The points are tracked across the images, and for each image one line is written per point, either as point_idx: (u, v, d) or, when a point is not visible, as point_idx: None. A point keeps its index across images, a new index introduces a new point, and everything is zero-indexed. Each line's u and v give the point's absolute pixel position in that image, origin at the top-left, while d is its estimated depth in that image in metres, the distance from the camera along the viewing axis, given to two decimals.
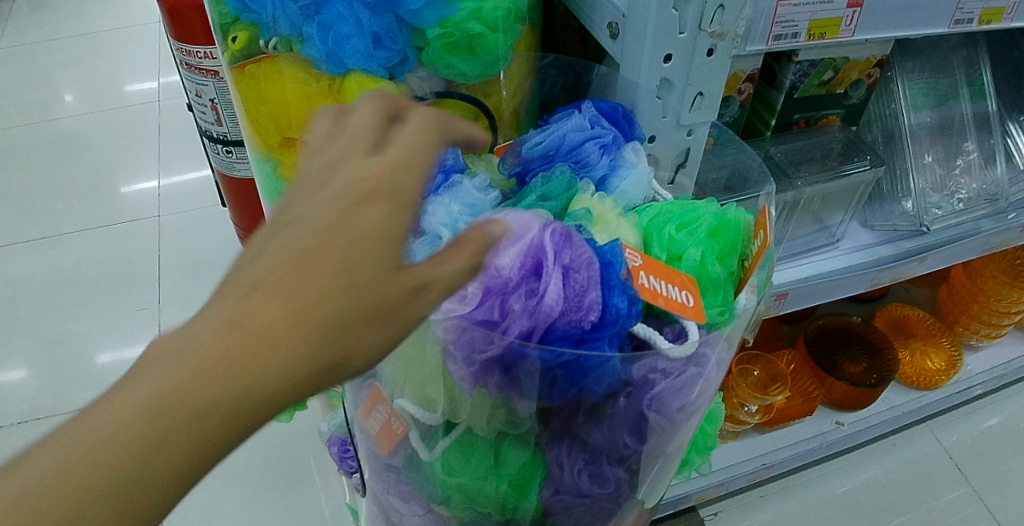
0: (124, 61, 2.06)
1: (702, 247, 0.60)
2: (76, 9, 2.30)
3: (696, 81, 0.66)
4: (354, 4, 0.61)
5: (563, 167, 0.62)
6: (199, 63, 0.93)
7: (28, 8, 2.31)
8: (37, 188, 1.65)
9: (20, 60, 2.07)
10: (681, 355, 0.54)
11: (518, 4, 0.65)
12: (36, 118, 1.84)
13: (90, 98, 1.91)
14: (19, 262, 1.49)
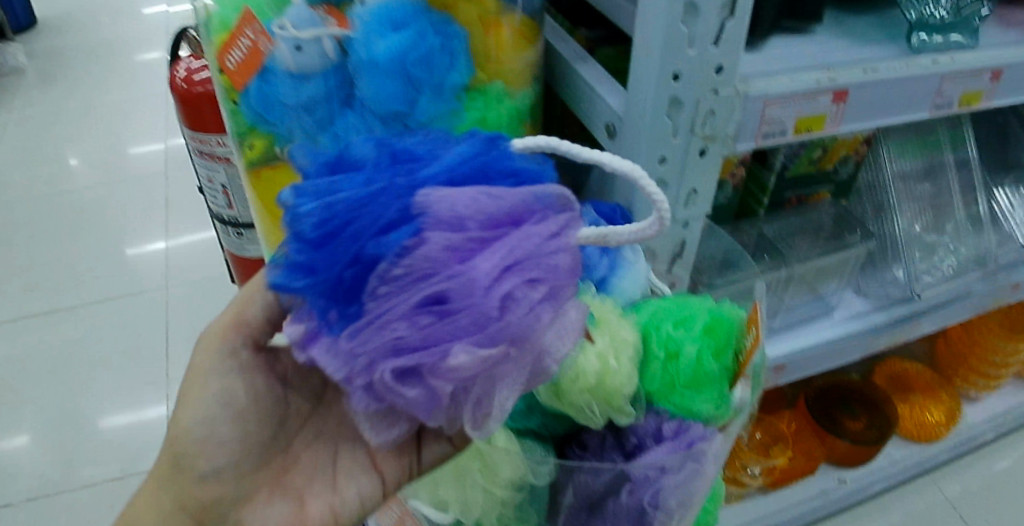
0: (133, 131, 2.11)
1: (698, 343, 0.63)
2: (87, 82, 2.37)
3: (689, 178, 0.71)
4: (366, 116, 0.63)
5: None
6: (212, 151, 0.97)
7: (41, 82, 2.38)
8: (49, 260, 1.69)
9: (33, 133, 2.12)
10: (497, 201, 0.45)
11: (522, 108, 0.69)
12: (48, 191, 1.88)
13: (98, 168, 1.96)
14: (32, 334, 1.51)
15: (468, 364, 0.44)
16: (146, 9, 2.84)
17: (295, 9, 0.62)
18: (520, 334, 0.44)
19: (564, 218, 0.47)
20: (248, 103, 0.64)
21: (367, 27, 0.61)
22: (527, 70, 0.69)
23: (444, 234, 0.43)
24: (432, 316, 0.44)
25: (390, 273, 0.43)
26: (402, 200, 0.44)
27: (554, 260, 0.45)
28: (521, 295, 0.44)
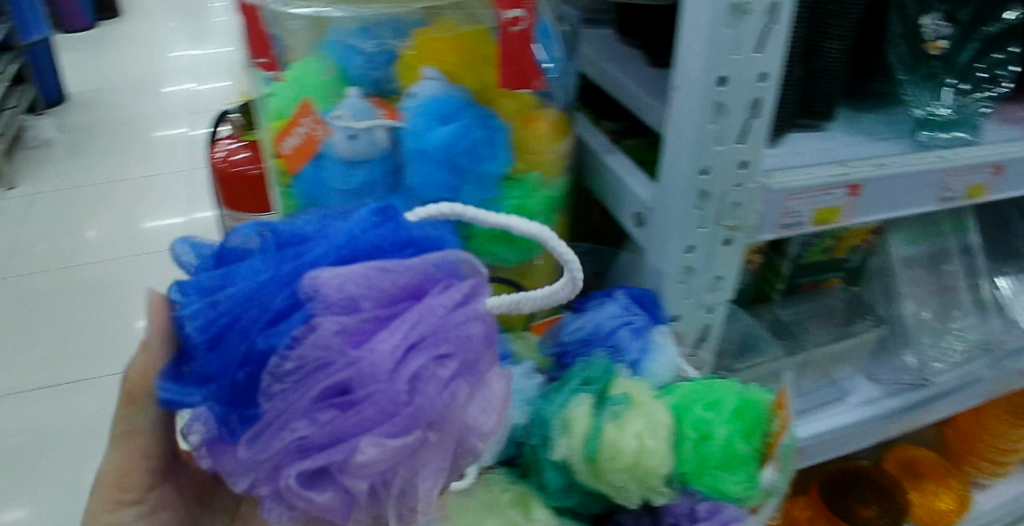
0: (153, 204, 2.16)
1: (729, 426, 0.64)
2: (110, 156, 2.44)
3: (715, 266, 0.74)
4: (411, 201, 0.66)
5: (601, 353, 0.66)
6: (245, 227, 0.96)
7: (65, 155, 2.46)
8: (64, 331, 1.70)
9: (55, 205, 2.17)
10: (386, 287, 0.48)
11: (555, 198, 0.73)
12: (67, 263, 1.91)
13: (118, 240, 2.00)
14: (43, 406, 1.51)
15: (379, 456, 0.44)
16: (171, 86, 2.95)
17: (350, 100, 0.65)
18: (431, 416, 0.46)
19: (462, 291, 0.49)
20: (301, 185, 0.68)
21: (417, 119, 0.64)
22: (560, 163, 0.73)
23: (335, 319, 0.45)
24: (336, 409, 0.45)
25: (286, 366, 0.45)
26: (294, 290, 0.47)
27: (453, 333, 0.47)
28: (425, 373, 0.46)
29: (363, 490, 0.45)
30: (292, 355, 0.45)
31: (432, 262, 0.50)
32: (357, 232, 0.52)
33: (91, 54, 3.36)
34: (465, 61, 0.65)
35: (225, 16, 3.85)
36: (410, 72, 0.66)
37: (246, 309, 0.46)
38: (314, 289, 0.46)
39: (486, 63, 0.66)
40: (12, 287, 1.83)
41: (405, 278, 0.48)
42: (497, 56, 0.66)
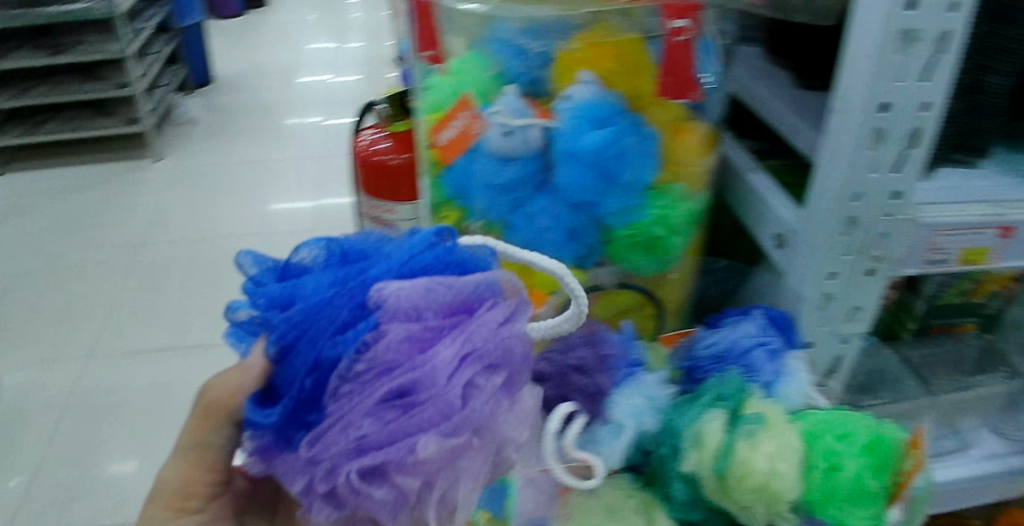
0: (283, 187, 2.26)
1: (860, 460, 0.62)
2: (247, 138, 2.59)
3: (854, 296, 0.72)
4: (556, 201, 0.67)
5: (734, 370, 0.65)
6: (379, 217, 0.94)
7: (207, 134, 2.65)
8: (192, 297, 1.81)
9: (198, 179, 2.34)
10: (442, 301, 0.49)
11: (696, 211, 0.72)
12: (201, 234, 2.05)
13: (247, 217, 2.12)
14: (168, 365, 1.62)
15: (437, 453, 0.45)
16: (303, 76, 3.10)
17: (507, 97, 0.66)
18: (479, 422, 0.47)
19: (510, 309, 0.51)
20: (451, 175, 0.70)
21: (571, 121, 0.65)
22: (703, 177, 0.73)
23: (400, 326, 0.47)
24: (395, 409, 0.46)
25: (357, 368, 0.46)
26: (364, 300, 0.48)
27: (502, 346, 0.49)
28: (475, 382, 0.47)
29: (413, 491, 0.45)
30: (362, 357, 0.46)
31: (482, 280, 0.51)
32: (417, 251, 0.53)
33: (236, 41, 3.58)
34: (620, 68, 0.66)
35: (359, 12, 4.02)
36: (565, 74, 0.67)
37: (314, 317, 0.48)
38: (382, 299, 0.48)
39: (642, 71, 0.67)
40: (152, 253, 1.98)
41: (461, 294, 0.50)
42: (655, 65, 0.66)
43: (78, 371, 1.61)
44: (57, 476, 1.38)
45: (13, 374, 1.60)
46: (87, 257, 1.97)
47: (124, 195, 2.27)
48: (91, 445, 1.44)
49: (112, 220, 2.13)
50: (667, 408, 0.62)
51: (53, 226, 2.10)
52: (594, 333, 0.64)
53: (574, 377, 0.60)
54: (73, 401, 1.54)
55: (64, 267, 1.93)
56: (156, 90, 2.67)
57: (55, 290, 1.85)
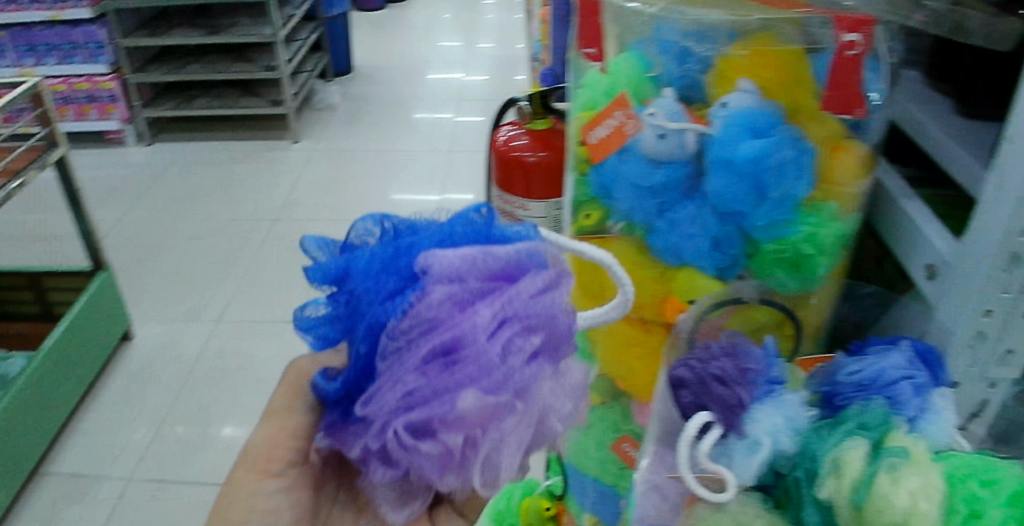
0: (412, 178, 2.32)
1: (1007, 512, 0.53)
2: (380, 128, 2.70)
3: (1009, 339, 0.67)
4: (705, 208, 0.67)
5: (880, 400, 0.61)
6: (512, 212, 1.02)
7: (345, 119, 2.79)
8: None
9: (336, 161, 2.47)
10: (485, 270, 0.54)
11: (845, 233, 0.71)
12: (333, 215, 2.14)
13: (374, 203, 2.19)
14: (284, 337, 1.69)
15: (474, 406, 0.50)
16: (435, 73, 3.19)
17: (663, 100, 0.68)
18: (519, 382, 0.52)
19: (550, 277, 0.55)
20: (599, 174, 0.73)
21: (728, 127, 0.65)
22: (855, 199, 0.71)
23: (443, 288, 0.52)
24: (438, 365, 0.51)
25: (403, 327, 0.52)
26: (413, 267, 0.54)
27: (539, 312, 0.53)
28: (514, 343, 0.52)
29: (457, 443, 0.51)
30: (409, 317, 0.51)
31: (522, 250, 0.55)
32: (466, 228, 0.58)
33: (376, 35, 3.74)
34: (780, 79, 0.66)
35: (495, 13, 4.08)
36: (725, 81, 0.67)
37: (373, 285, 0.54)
38: (428, 265, 0.53)
39: (804, 84, 0.66)
40: (282, 230, 2.08)
41: (502, 262, 0.55)
42: (817, 78, 0.66)
43: (208, 332, 1.71)
44: (176, 432, 1.46)
45: (149, 329, 1.72)
46: (224, 229, 2.10)
47: (259, 174, 2.41)
48: (213, 403, 1.52)
49: (251, 195, 2.27)
50: (806, 430, 0.60)
51: (202, 196, 2.28)
52: (737, 345, 0.63)
53: (715, 386, 0.59)
54: (200, 361, 1.63)
55: (217, 231, 2.09)
56: (300, 74, 2.82)
57: (194, 257, 1.98)
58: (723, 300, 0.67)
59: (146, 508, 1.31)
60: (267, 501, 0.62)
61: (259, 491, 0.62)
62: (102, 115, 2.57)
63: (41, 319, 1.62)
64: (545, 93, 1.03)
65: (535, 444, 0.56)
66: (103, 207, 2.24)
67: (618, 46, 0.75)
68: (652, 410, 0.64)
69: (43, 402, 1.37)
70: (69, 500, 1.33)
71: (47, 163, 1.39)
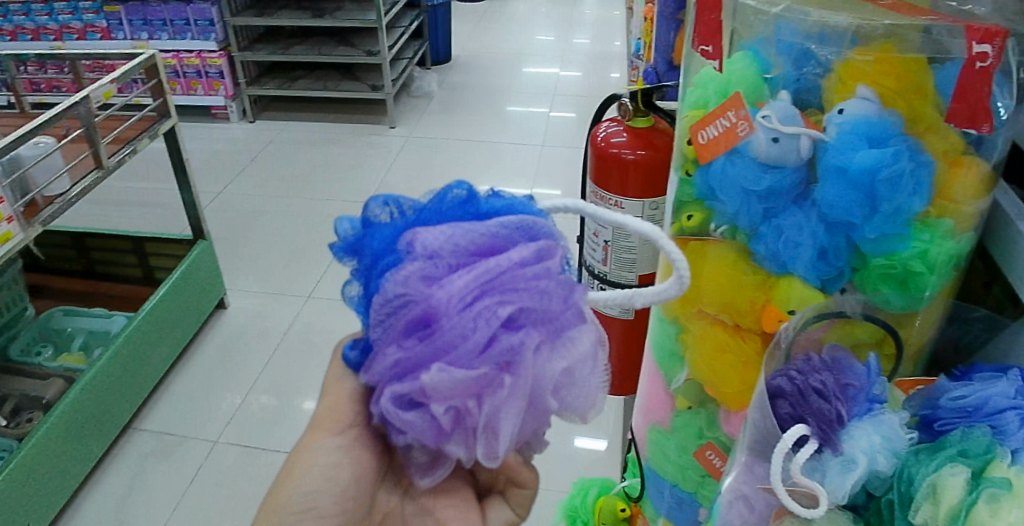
0: (506, 171, 2.34)
1: None
2: (476, 118, 2.73)
3: None
4: (813, 216, 0.67)
5: (983, 429, 0.57)
6: (608, 209, 1.06)
7: (441, 108, 2.83)
8: None
9: (430, 149, 2.51)
10: (464, 239, 0.49)
11: (959, 252, 0.69)
12: None
13: None
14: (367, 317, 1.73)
15: (450, 380, 0.46)
16: (532, 67, 3.21)
17: (778, 103, 0.68)
18: (501, 355, 0.47)
19: (539, 247, 0.50)
20: (707, 175, 0.73)
21: (843, 136, 0.64)
22: (974, 217, 0.69)
23: (418, 263, 0.49)
24: (416, 337, 0.48)
25: (379, 303, 0.49)
26: (397, 242, 0.51)
27: (523, 281, 0.48)
28: (494, 315, 0.47)
29: (444, 415, 0.48)
30: (384, 293, 0.48)
31: (509, 222, 0.50)
32: (456, 200, 0.53)
33: (474, 27, 3.78)
34: (901, 89, 0.64)
35: (594, 9, 4.06)
36: (844, 87, 0.66)
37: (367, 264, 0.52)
38: (409, 240, 0.50)
39: (925, 95, 0.64)
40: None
41: (487, 234, 0.50)
42: (937, 89, 0.64)
43: (300, 305, 1.78)
44: (260, 402, 1.52)
45: (242, 300, 1.80)
46: (318, 208, 2.17)
47: (356, 156, 2.48)
48: (300, 374, 1.58)
49: (348, 177, 2.34)
50: (904, 452, 0.57)
51: (300, 174, 2.36)
52: (838, 359, 0.61)
53: (813, 399, 0.58)
54: (288, 334, 1.69)
55: (316, 209, 2.17)
56: (399, 61, 2.88)
57: (288, 233, 2.06)
58: (830, 314, 0.66)
59: (228, 471, 1.37)
60: (324, 458, 0.58)
61: (318, 448, 0.58)
62: (208, 91, 2.71)
63: (141, 284, 1.72)
64: (649, 91, 1.03)
65: (543, 418, 0.51)
66: (205, 180, 2.35)
67: (734, 45, 0.76)
68: (747, 418, 0.62)
69: (132, 370, 1.43)
70: (158, 456, 1.40)
71: (157, 133, 1.48)
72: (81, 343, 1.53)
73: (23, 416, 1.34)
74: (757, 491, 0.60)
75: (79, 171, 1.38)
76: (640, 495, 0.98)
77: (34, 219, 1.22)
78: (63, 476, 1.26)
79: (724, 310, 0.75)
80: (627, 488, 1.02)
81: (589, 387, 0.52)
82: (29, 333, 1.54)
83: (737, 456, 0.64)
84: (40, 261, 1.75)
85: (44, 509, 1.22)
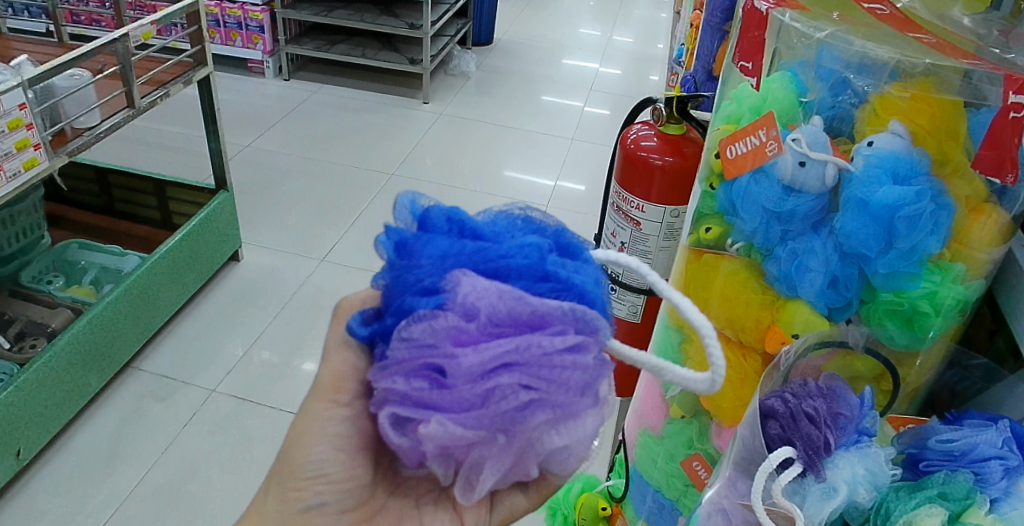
0: (535, 160, 2.34)
1: None
2: (511, 103, 2.73)
3: None
4: (830, 245, 0.67)
5: (966, 474, 0.58)
6: (628, 210, 1.06)
7: (477, 89, 2.83)
8: None
9: (462, 129, 2.52)
10: (501, 305, 0.46)
11: (968, 298, 0.69)
12: (448, 181, 2.19)
13: (491, 177, 2.23)
14: None
15: (443, 434, 0.46)
16: (573, 59, 3.20)
17: (809, 127, 0.68)
18: (502, 425, 0.47)
19: (580, 339, 0.47)
20: (731, 190, 0.74)
21: (869, 169, 0.64)
22: (987, 265, 0.69)
23: (453, 316, 0.46)
24: (428, 381, 0.47)
25: (403, 333, 0.47)
26: (442, 275, 0.48)
27: (548, 371, 0.46)
28: (509, 396, 0.46)
29: (431, 451, 0.48)
30: (410, 329, 0.46)
31: (563, 304, 0.47)
32: (518, 251, 0.49)
33: (520, 13, 3.77)
34: (933, 129, 0.65)
35: (642, 8, 4.03)
36: (877, 120, 0.67)
37: (407, 278, 0.49)
38: (452, 282, 0.47)
39: (957, 138, 0.64)
40: (396, 185, 2.15)
41: (533, 308, 0.47)
42: (967, 133, 0.64)
43: (314, 267, 1.80)
44: (261, 357, 1.54)
45: (256, 256, 1.82)
46: (342, 174, 2.19)
47: (387, 127, 2.48)
48: (304, 335, 1.60)
49: (376, 147, 2.35)
50: (886, 487, 0.58)
51: (330, 138, 2.38)
52: (833, 388, 0.62)
53: (804, 424, 0.59)
54: (297, 294, 1.71)
55: (342, 174, 2.19)
56: (440, 38, 2.89)
57: (310, 195, 2.07)
58: (830, 342, 0.67)
59: (223, 421, 1.40)
60: (322, 420, 0.55)
61: (320, 411, 0.56)
62: (247, 44, 2.72)
63: (158, 226, 1.75)
64: (684, 99, 1.03)
65: (528, 474, 0.51)
66: (235, 132, 2.36)
67: (773, 65, 0.76)
68: (736, 435, 0.63)
69: (141, 308, 1.45)
70: (155, 398, 1.43)
71: (191, 80, 1.49)
72: (93, 278, 1.56)
73: (25, 341, 1.35)
74: (735, 507, 0.61)
75: (111, 107, 1.39)
76: (622, 495, 0.98)
77: (61, 150, 1.25)
78: (60, 405, 1.28)
79: (728, 325, 0.76)
80: (610, 488, 1.02)
81: (575, 458, 0.52)
82: (43, 262, 1.56)
83: (721, 469, 0.65)
84: (63, 192, 1.77)
85: (37, 435, 1.24)
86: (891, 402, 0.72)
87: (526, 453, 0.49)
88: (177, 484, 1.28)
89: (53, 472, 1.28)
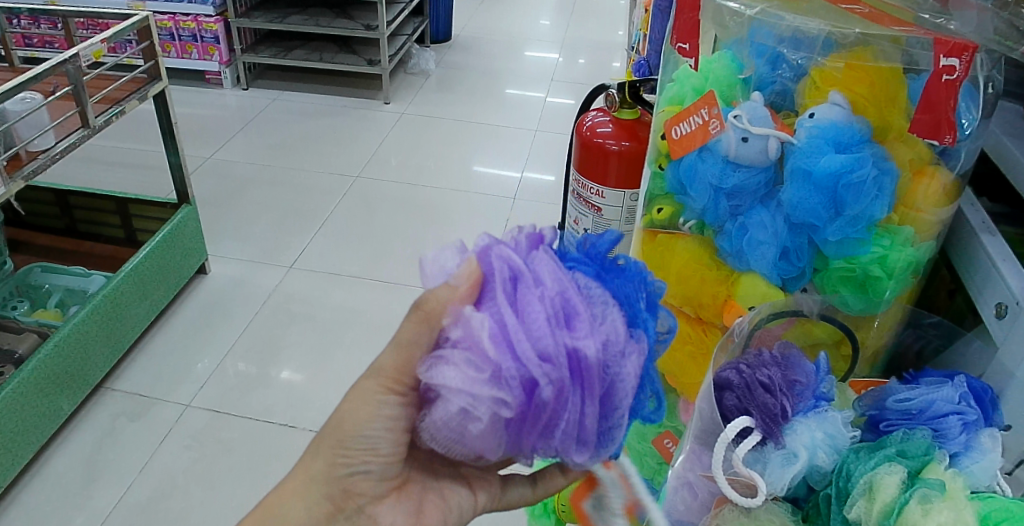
0: (500, 153, 2.35)
1: None
2: (472, 98, 2.73)
3: None
4: (779, 219, 0.69)
5: (923, 432, 0.59)
6: (588, 196, 1.08)
7: (437, 86, 2.83)
8: (392, 235, 1.94)
9: (425, 126, 2.51)
10: (628, 376, 0.49)
11: (919, 258, 0.71)
12: (414, 180, 2.19)
13: (454, 173, 2.23)
14: (350, 293, 1.74)
15: (517, 330, 0.47)
16: (532, 51, 3.20)
17: (750, 103, 0.70)
18: (531, 381, 0.46)
19: (583, 443, 0.49)
20: (678, 169, 0.74)
21: (811, 140, 0.66)
22: (936, 226, 0.71)
23: (624, 343, 0.49)
24: (563, 313, 0.48)
25: (599, 300, 0.50)
26: (636, 323, 0.52)
27: (570, 414, 0.47)
28: (558, 387, 0.46)
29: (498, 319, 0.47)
30: (606, 309, 0.50)
31: (617, 427, 0.50)
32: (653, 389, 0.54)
33: (477, 8, 3.76)
34: (872, 97, 0.66)
35: None
36: (817, 92, 0.68)
37: (634, 303, 0.53)
38: (638, 337, 0.50)
39: (896, 104, 0.66)
40: (362, 188, 2.14)
41: (618, 406, 0.49)
42: (904, 99, 0.66)
43: (284, 275, 1.79)
44: (236, 368, 1.53)
45: (225, 267, 1.81)
46: (307, 179, 2.18)
47: (350, 129, 2.48)
48: (279, 343, 1.60)
49: (340, 150, 2.34)
50: (846, 449, 0.59)
51: (294, 144, 2.37)
52: (788, 357, 0.64)
53: (759, 392, 0.60)
54: (268, 303, 1.71)
55: (305, 179, 2.18)
56: (398, 37, 2.88)
57: (276, 202, 2.07)
58: (782, 312, 0.69)
59: (199, 435, 1.39)
60: None
61: None
62: (203, 55, 2.69)
63: (123, 244, 1.73)
64: (636, 83, 1.05)
65: (444, 386, 0.48)
66: (195, 144, 2.34)
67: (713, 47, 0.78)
68: (695, 409, 0.64)
69: (110, 328, 1.44)
70: (130, 417, 1.42)
71: (146, 96, 1.47)
72: (58, 300, 1.54)
73: None
74: (701, 477, 0.63)
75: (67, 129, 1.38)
76: None
77: (17, 174, 1.23)
78: (32, 430, 1.27)
79: (687, 302, 0.77)
80: None
81: (453, 431, 0.49)
82: (6, 287, 1.55)
83: (683, 448, 0.66)
84: (22, 216, 1.75)
85: (9, 462, 1.23)
86: (850, 367, 0.73)
87: (486, 397, 0.47)
88: (155, 500, 1.28)
89: (29, 497, 1.27)
